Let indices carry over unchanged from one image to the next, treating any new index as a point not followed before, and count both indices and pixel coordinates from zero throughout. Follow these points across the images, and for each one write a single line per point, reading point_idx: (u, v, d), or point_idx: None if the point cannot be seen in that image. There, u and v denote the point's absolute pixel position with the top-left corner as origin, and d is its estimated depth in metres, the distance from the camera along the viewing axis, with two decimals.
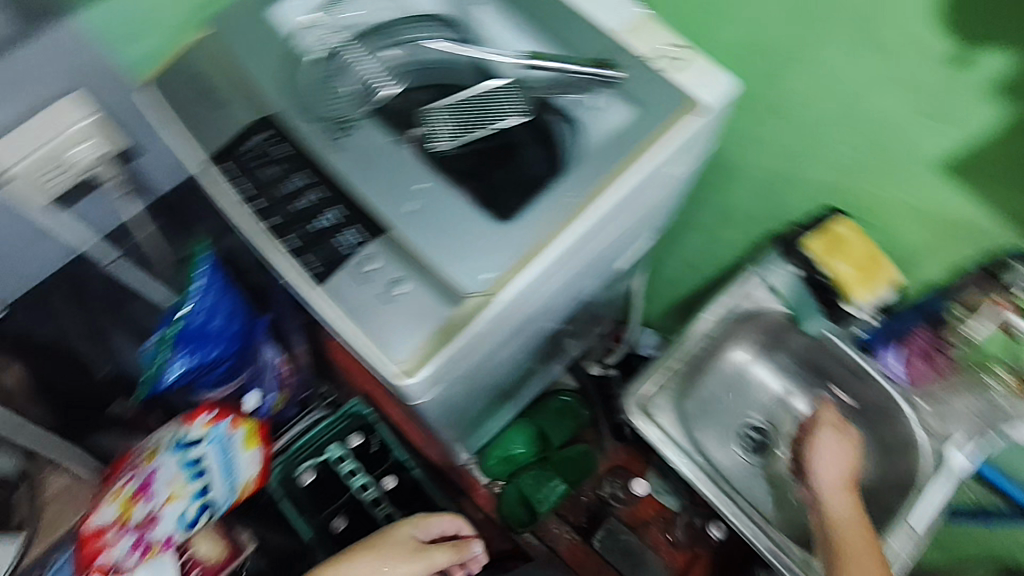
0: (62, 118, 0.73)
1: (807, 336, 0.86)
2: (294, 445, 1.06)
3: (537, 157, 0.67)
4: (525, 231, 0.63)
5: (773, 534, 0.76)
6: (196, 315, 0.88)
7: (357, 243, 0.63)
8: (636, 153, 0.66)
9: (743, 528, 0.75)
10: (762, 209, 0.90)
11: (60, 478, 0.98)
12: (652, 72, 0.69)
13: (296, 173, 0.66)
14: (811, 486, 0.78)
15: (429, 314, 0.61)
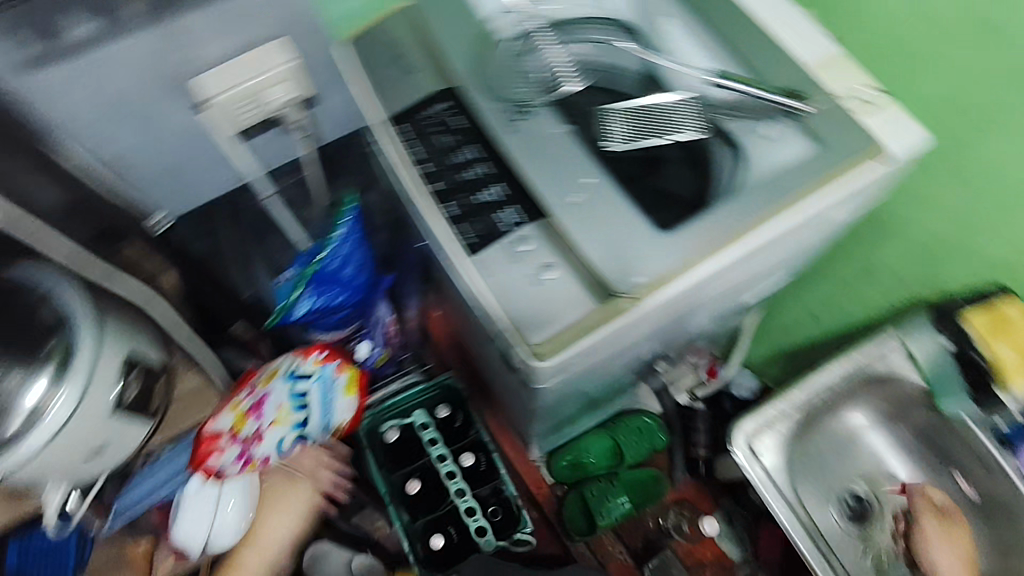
0: (268, 58, 0.77)
1: (937, 415, 0.81)
2: (385, 402, 1.10)
3: (683, 174, 0.68)
4: (682, 244, 0.63)
5: None
6: (332, 260, 0.93)
7: (516, 222, 0.64)
8: (809, 189, 0.65)
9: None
10: (914, 273, 0.85)
11: (192, 377, 0.95)
12: (843, 110, 0.67)
13: (469, 146, 0.68)
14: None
15: (574, 304, 0.62)
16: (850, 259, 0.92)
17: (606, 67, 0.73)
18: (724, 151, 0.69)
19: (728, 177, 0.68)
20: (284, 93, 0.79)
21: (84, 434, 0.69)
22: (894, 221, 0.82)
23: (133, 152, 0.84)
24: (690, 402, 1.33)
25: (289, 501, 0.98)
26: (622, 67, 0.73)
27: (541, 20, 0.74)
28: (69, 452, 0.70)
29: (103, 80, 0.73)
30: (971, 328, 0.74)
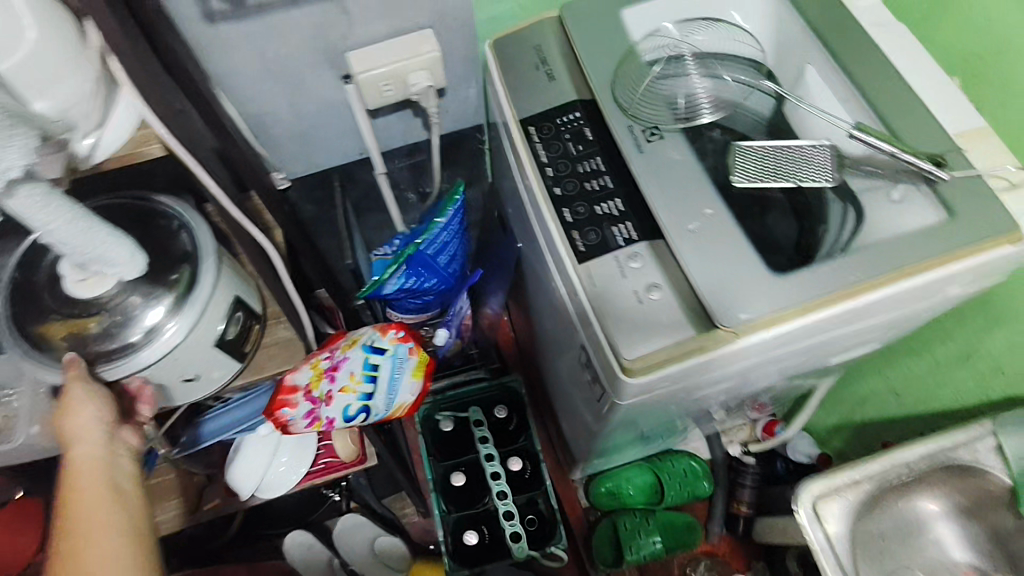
0: (419, 45, 0.83)
1: (1019, 519, 0.77)
2: (446, 392, 1.12)
3: (787, 224, 0.69)
4: (794, 289, 0.62)
5: None
6: (430, 245, 0.95)
7: (628, 239, 0.65)
8: (934, 260, 0.64)
9: None
10: (1017, 367, 0.82)
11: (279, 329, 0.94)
12: (982, 189, 0.65)
13: (596, 158, 0.70)
14: None
15: (673, 327, 0.61)
16: (948, 341, 0.90)
17: (739, 105, 0.75)
18: (842, 208, 0.70)
19: (839, 234, 0.68)
20: (427, 79, 0.84)
21: (187, 358, 0.75)
22: (1007, 310, 0.80)
23: (276, 112, 0.90)
24: (741, 455, 1.32)
25: (336, 467, 1.07)
26: (755, 109, 0.76)
27: (687, 49, 0.77)
28: (171, 372, 0.75)
29: (274, 42, 0.80)
30: None
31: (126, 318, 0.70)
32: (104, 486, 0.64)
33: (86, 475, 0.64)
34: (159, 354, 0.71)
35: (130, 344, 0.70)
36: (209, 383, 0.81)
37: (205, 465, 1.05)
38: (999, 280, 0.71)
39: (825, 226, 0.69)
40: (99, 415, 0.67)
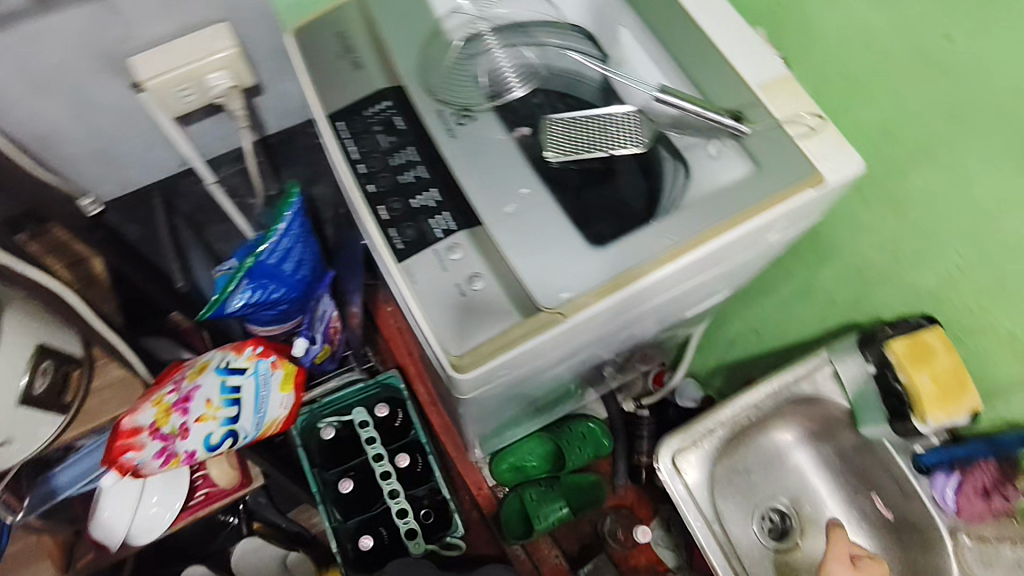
0: (206, 44, 0.80)
1: (860, 437, 0.83)
2: (323, 399, 1.08)
3: (638, 184, 0.68)
4: (613, 261, 0.62)
5: None
6: (272, 254, 0.90)
7: (446, 231, 0.63)
8: (744, 215, 0.64)
9: None
10: (848, 297, 0.86)
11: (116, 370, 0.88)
12: (782, 139, 0.67)
13: (410, 148, 0.67)
14: None
15: (496, 317, 0.60)
16: (791, 278, 0.94)
17: (558, 74, 0.74)
18: (673, 164, 0.70)
19: (669, 194, 0.68)
20: (227, 80, 0.83)
21: None
22: (833, 244, 0.84)
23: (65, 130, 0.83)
24: (635, 410, 1.31)
25: (219, 495, 1.01)
26: (580, 74, 0.74)
27: (486, 23, 0.74)
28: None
29: (36, 55, 0.73)
30: (891, 354, 0.74)
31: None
32: None
33: None
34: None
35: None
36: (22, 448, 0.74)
37: (69, 520, 0.96)
38: (817, 220, 0.73)
39: (659, 186, 0.68)
40: None
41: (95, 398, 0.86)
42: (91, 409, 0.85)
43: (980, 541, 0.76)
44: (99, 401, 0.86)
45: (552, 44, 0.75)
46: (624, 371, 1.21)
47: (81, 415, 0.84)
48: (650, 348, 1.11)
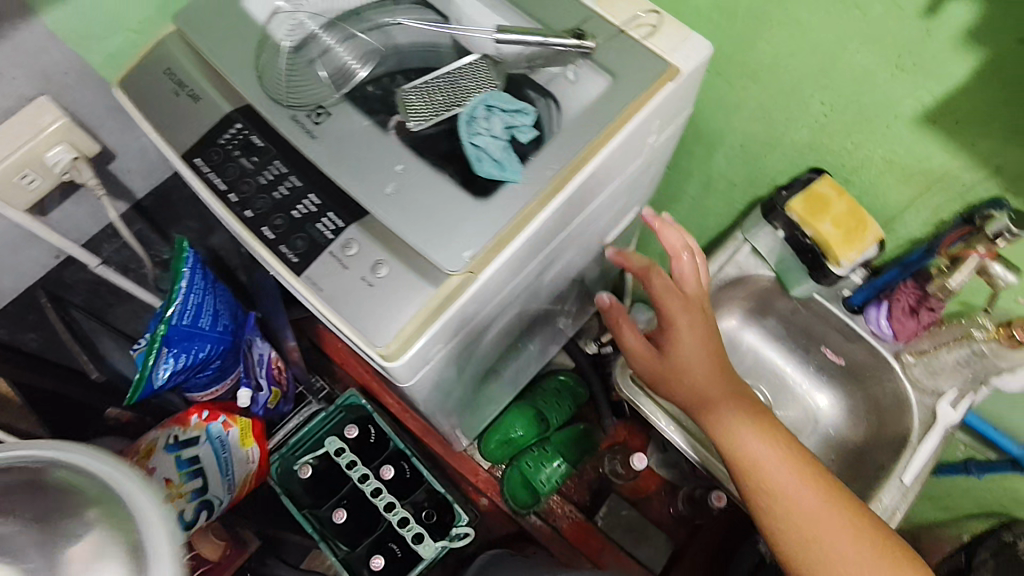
0: (33, 124, 0.79)
1: (793, 299, 0.86)
2: (293, 439, 1.07)
3: None
4: (506, 205, 0.62)
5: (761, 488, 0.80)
6: (184, 313, 0.86)
7: (336, 230, 0.63)
8: (615, 124, 0.66)
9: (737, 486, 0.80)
10: (745, 175, 0.90)
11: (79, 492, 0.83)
12: (625, 45, 0.69)
13: (276, 162, 0.66)
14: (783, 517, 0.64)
15: (410, 295, 0.60)
16: (692, 175, 0.97)
17: (420, 44, 0.72)
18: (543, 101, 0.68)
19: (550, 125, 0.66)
20: (67, 152, 0.82)
21: None
22: (715, 130, 0.87)
23: None
24: (598, 349, 1.30)
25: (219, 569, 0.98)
26: (428, 43, 0.72)
27: (314, 22, 0.71)
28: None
29: None
30: (792, 215, 0.76)
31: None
32: None
33: None
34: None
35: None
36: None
37: None
38: (684, 110, 0.76)
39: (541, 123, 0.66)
40: None
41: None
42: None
43: (921, 355, 0.79)
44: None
45: (382, 22, 0.71)
46: (575, 315, 1.23)
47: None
48: (590, 285, 1.13)
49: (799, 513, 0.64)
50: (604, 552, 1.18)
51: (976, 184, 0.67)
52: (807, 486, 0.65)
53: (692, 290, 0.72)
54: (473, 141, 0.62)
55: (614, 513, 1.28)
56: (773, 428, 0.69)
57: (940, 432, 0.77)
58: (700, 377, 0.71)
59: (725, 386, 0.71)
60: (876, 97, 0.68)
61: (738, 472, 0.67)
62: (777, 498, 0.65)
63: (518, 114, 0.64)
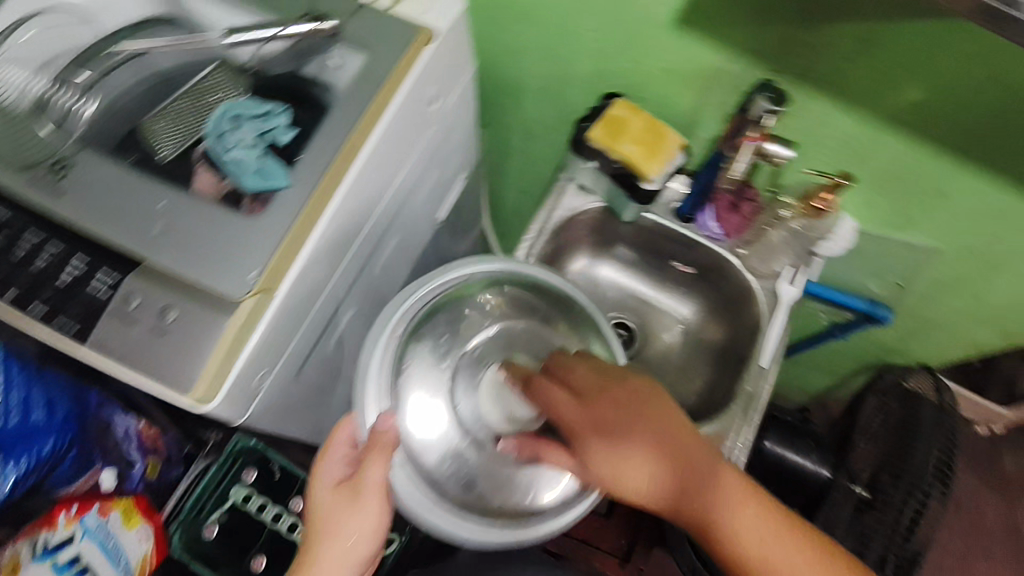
0: None
1: (628, 224, 0.87)
2: (187, 503, 0.93)
3: None
4: (282, 214, 0.58)
5: None
6: (7, 415, 0.83)
7: (112, 286, 0.58)
8: (378, 102, 0.63)
9: None
10: (555, 115, 0.89)
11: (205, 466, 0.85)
12: (374, 18, 0.66)
13: (29, 231, 0.60)
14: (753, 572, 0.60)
15: (207, 333, 0.57)
16: (510, 126, 0.96)
17: (161, 74, 0.68)
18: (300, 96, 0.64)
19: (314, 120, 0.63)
20: None
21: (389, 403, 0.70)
22: (512, 77, 0.86)
23: None
24: None
25: None
26: (169, 72, 0.68)
27: (41, 77, 0.62)
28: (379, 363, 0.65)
29: None
30: (594, 144, 0.75)
31: (439, 357, 0.71)
32: None
33: None
34: (443, 384, 0.70)
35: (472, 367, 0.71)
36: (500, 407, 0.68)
37: None
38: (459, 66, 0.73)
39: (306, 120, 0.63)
40: (364, 517, 0.59)
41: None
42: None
43: (751, 245, 0.83)
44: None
45: (134, 52, 0.65)
46: None
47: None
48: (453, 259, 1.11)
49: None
50: None
51: (747, 74, 0.69)
52: (793, 552, 0.59)
53: (593, 374, 0.65)
54: (228, 156, 0.60)
55: None
56: (759, 495, 0.62)
57: (785, 309, 0.82)
58: (631, 471, 0.61)
59: (660, 464, 0.60)
60: (634, 11, 0.68)
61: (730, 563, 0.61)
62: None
63: (268, 116, 0.62)
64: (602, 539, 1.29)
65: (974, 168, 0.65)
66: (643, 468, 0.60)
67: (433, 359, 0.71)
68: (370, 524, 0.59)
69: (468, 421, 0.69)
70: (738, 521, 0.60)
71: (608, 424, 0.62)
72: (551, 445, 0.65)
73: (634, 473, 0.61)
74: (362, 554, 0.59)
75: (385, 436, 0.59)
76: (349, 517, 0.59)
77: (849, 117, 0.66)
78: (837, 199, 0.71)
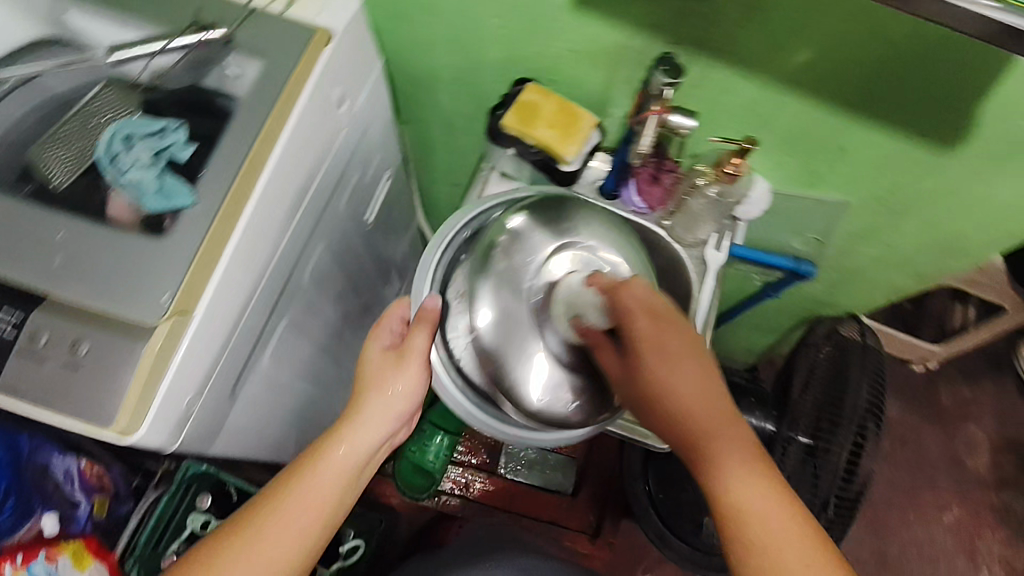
0: None
1: None
2: (140, 537, 0.90)
3: None
4: (188, 232, 0.57)
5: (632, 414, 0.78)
6: None
7: (16, 324, 0.56)
8: (279, 108, 0.62)
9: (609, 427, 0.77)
10: (473, 104, 0.89)
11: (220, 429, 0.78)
12: (267, 24, 0.64)
13: None
14: (733, 536, 0.55)
15: (123, 362, 0.55)
16: (431, 119, 0.95)
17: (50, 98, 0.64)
18: (198, 110, 0.62)
19: (214, 133, 0.61)
20: None
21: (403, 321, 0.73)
22: (424, 70, 0.85)
23: None
24: None
25: None
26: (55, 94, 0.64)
27: None
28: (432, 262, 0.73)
29: None
30: (509, 131, 0.76)
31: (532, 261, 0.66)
32: (344, 478, 0.64)
33: (317, 484, 0.62)
34: (524, 281, 0.66)
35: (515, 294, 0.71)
36: (570, 315, 0.63)
37: None
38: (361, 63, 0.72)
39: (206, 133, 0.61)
40: (404, 386, 0.67)
41: (298, 479, 0.63)
42: (362, 435, 0.65)
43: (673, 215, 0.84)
44: (338, 500, 0.64)
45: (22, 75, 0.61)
46: (398, 289, 1.21)
47: (347, 439, 0.65)
48: (392, 257, 1.11)
49: (764, 553, 0.54)
50: (515, 499, 1.32)
51: (647, 50, 0.70)
52: (788, 532, 0.54)
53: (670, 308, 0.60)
54: (125, 179, 0.58)
55: (516, 456, 1.33)
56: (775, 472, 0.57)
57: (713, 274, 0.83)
58: (672, 381, 0.58)
59: (704, 397, 0.58)
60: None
61: (722, 524, 0.56)
62: (757, 563, 0.54)
63: (166, 133, 0.60)
64: (570, 518, 1.32)
65: (869, 121, 0.67)
66: (684, 400, 0.58)
67: (521, 263, 0.66)
68: (410, 387, 0.68)
69: (538, 322, 0.65)
70: (742, 484, 0.55)
71: (673, 343, 0.59)
72: (615, 346, 0.62)
73: (677, 389, 0.58)
74: (400, 413, 0.67)
75: (432, 312, 0.67)
76: (397, 380, 0.67)
77: (747, 82, 0.68)
78: (745, 162, 0.73)
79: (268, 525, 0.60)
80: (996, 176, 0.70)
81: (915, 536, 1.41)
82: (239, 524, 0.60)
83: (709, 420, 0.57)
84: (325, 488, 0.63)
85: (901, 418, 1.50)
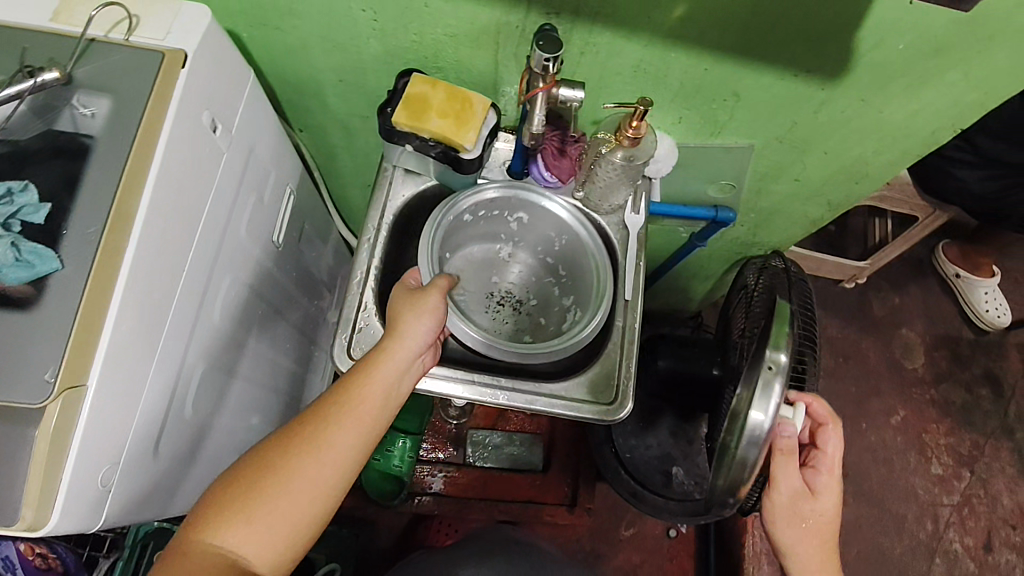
0: None
1: None
2: None
3: None
4: (60, 302, 0.52)
5: (575, 392, 0.78)
6: None
7: None
8: (140, 149, 0.56)
9: (555, 409, 0.77)
10: (364, 102, 0.85)
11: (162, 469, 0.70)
12: (111, 57, 0.59)
13: None
14: None
15: (17, 454, 0.50)
16: (327, 124, 0.91)
17: None
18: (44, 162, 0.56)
19: (67, 184, 0.55)
20: None
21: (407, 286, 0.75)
22: (307, 76, 0.80)
23: None
24: None
25: None
26: None
27: None
28: (425, 247, 0.76)
29: None
30: (403, 128, 0.73)
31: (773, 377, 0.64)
32: (382, 401, 0.67)
33: (360, 406, 0.66)
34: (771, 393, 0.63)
35: (504, 295, 0.89)
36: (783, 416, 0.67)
37: None
38: (226, 81, 0.68)
39: (57, 186, 0.55)
40: (432, 318, 0.71)
41: (346, 399, 0.66)
42: (399, 353, 0.69)
43: (586, 184, 0.83)
44: (382, 412, 0.68)
45: None
46: (330, 301, 1.17)
47: (387, 360, 0.68)
48: (316, 271, 1.06)
49: None
50: (486, 486, 1.30)
51: (529, 25, 0.67)
52: None
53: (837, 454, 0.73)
54: None
55: (482, 444, 1.34)
56: None
57: (635, 236, 0.84)
58: (821, 498, 0.70)
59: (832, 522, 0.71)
60: None
61: None
62: None
63: (14, 196, 0.53)
64: (547, 492, 1.32)
65: (758, 66, 0.67)
66: (820, 517, 0.70)
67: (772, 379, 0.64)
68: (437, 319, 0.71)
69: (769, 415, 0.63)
70: None
71: (832, 477, 0.72)
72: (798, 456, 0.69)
73: (821, 502, 0.70)
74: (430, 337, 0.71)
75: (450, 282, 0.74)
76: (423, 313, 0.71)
77: (631, 42, 0.67)
78: (644, 123, 0.71)
79: (319, 440, 0.64)
80: (883, 99, 0.71)
81: (870, 443, 1.48)
82: (284, 455, 0.63)
83: (823, 530, 0.70)
84: (368, 408, 0.67)
85: (842, 335, 1.57)
